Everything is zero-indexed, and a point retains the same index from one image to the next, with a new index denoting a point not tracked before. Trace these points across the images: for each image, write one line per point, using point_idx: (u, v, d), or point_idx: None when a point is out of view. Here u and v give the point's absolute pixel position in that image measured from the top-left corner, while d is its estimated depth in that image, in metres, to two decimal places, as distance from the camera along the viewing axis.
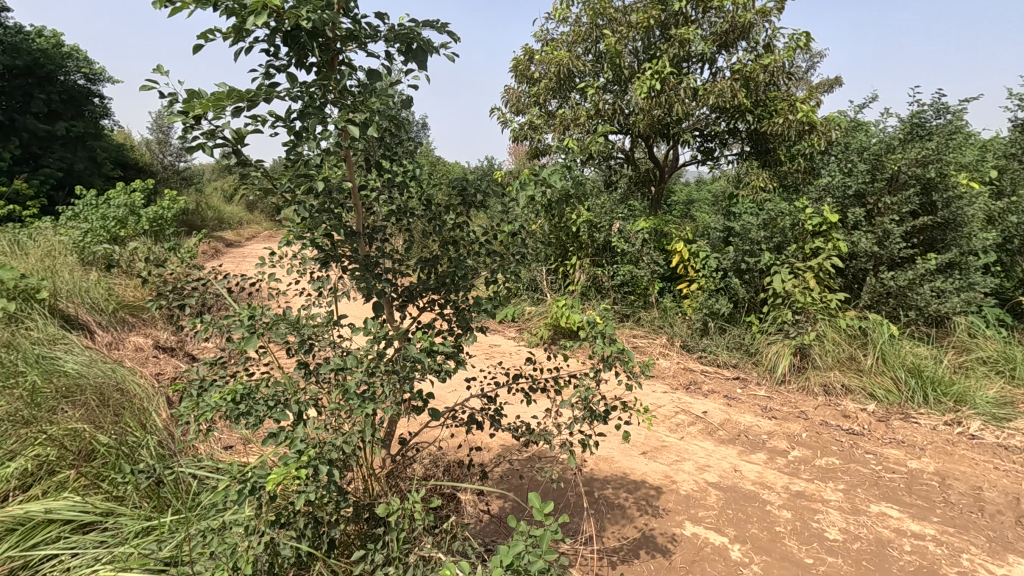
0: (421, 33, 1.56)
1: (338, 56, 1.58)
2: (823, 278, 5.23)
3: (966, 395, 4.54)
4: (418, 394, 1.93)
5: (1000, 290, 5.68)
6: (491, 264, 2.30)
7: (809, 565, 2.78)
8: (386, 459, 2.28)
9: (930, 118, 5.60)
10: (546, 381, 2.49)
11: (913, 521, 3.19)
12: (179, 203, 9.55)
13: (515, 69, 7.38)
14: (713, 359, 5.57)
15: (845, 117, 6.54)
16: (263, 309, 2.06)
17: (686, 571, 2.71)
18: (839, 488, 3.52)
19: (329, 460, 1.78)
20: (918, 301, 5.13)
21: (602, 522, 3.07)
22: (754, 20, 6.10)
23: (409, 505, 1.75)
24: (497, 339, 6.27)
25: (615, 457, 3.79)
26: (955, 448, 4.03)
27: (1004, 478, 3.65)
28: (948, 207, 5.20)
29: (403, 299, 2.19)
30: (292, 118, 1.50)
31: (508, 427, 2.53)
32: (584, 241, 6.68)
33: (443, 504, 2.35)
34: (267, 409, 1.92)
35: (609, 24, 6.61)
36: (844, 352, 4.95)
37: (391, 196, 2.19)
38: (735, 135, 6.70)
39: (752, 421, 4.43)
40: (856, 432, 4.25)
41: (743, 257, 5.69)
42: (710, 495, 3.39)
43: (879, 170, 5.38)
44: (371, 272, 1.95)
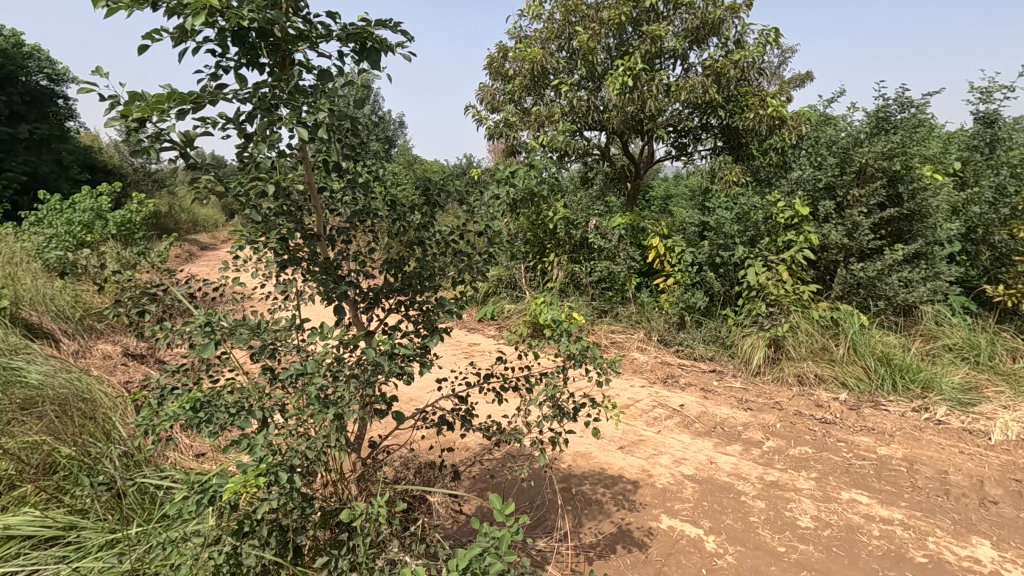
0: (375, 33, 1.54)
1: (290, 56, 1.54)
2: (795, 270, 5.31)
3: (933, 382, 4.66)
4: (382, 397, 1.92)
5: (966, 278, 5.81)
6: (458, 264, 2.29)
7: (781, 553, 2.83)
8: (356, 462, 2.26)
9: (894, 112, 5.72)
10: (516, 380, 2.48)
11: (882, 506, 3.27)
12: (149, 206, 9.32)
13: (489, 66, 7.36)
14: (689, 352, 5.63)
15: (815, 111, 6.65)
16: (223, 314, 2.01)
17: (662, 564, 2.74)
18: (812, 476, 3.59)
19: (291, 467, 1.75)
20: (886, 291, 5.25)
21: (579, 518, 3.08)
22: (724, 16, 6.18)
23: (375, 510, 1.74)
24: (476, 338, 6.26)
25: (593, 453, 3.81)
26: (922, 433, 4.13)
27: (969, 462, 3.76)
28: (913, 199, 5.33)
29: (368, 302, 2.17)
30: (241, 121, 1.47)
31: (480, 427, 2.53)
32: (561, 238, 6.70)
33: (414, 506, 2.34)
34: (229, 417, 1.88)
35: (581, 21, 6.62)
36: (817, 343, 5.05)
37: (355, 197, 2.15)
38: (708, 130, 6.77)
39: (728, 413, 4.49)
40: (828, 420, 4.34)
41: (717, 250, 5.76)
42: (686, 488, 3.42)
43: (848, 163, 5.49)
44: (332, 275, 1.93)
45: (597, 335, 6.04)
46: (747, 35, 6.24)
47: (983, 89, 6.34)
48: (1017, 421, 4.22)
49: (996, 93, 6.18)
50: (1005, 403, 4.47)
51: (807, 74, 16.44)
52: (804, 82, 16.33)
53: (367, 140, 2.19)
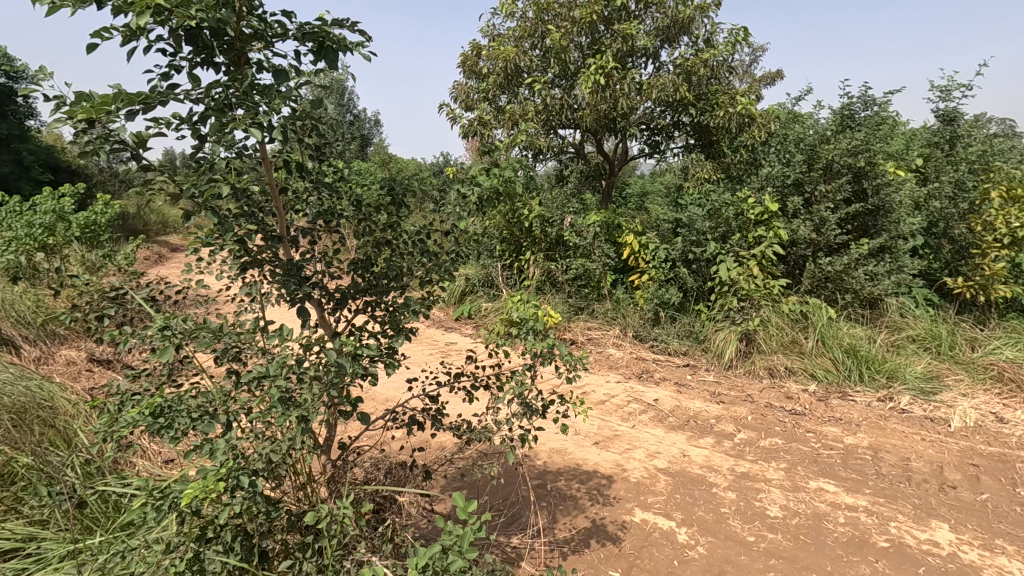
0: (334, 32, 1.53)
1: (246, 56, 1.52)
2: (766, 265, 5.41)
3: (897, 371, 4.80)
4: (347, 398, 1.91)
5: (928, 271, 5.99)
6: (426, 263, 2.28)
7: (750, 543, 2.90)
8: (326, 465, 2.26)
9: (858, 109, 5.85)
10: (487, 378, 2.48)
11: (847, 494, 3.36)
12: (115, 207, 9.05)
13: (463, 65, 7.32)
14: (664, 347, 5.71)
15: (783, 109, 6.79)
16: (184, 318, 1.97)
17: (635, 557, 2.78)
18: (781, 467, 3.67)
19: (253, 471, 1.73)
20: (853, 284, 5.39)
21: (554, 514, 3.11)
22: (694, 16, 6.26)
23: (340, 511, 1.73)
24: (452, 337, 6.25)
25: (568, 449, 3.84)
26: (887, 422, 4.25)
27: (930, 448, 3.88)
28: (877, 194, 5.48)
29: (335, 304, 2.16)
30: (194, 122, 1.44)
31: (450, 427, 2.54)
32: (537, 236, 6.72)
33: (385, 507, 2.34)
34: (191, 422, 1.85)
35: (554, 19, 6.65)
36: (788, 336, 5.16)
37: (319, 198, 2.14)
38: (680, 128, 6.82)
39: (701, 406, 4.57)
40: (798, 412, 4.44)
41: (690, 247, 5.83)
42: (659, 481, 3.47)
43: (815, 160, 5.62)
44: (295, 275, 1.91)
45: (573, 333, 6.08)
46: (716, 34, 6.33)
47: (942, 87, 6.53)
48: (974, 409, 4.38)
49: (955, 91, 6.36)
50: (964, 391, 4.63)
51: (778, 73, 16.81)
52: (775, 79, 16.64)
53: (332, 140, 2.18)
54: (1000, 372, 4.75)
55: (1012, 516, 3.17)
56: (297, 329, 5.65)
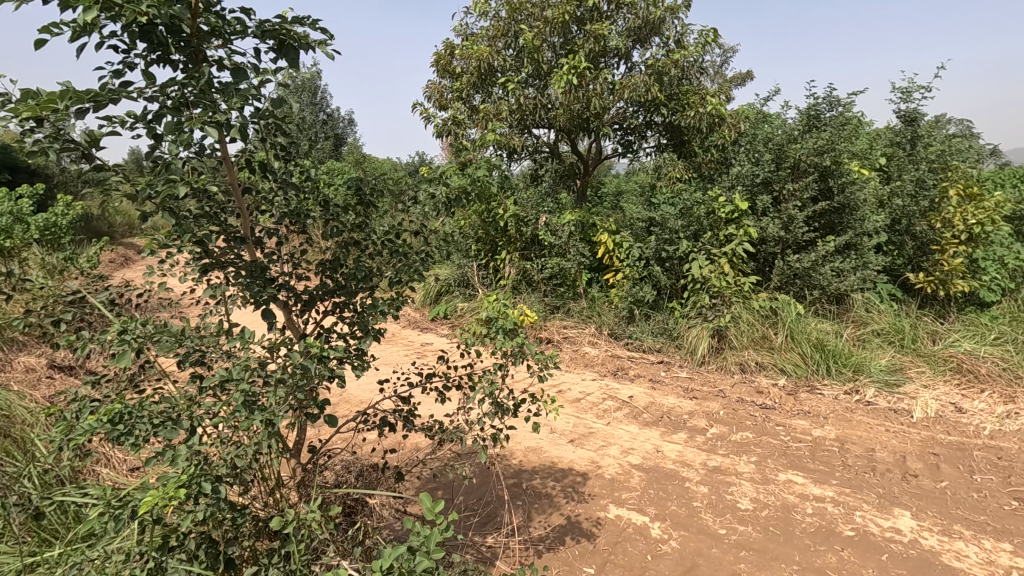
0: (294, 28, 1.50)
1: (204, 53, 1.49)
2: (736, 263, 5.51)
3: (862, 365, 4.93)
4: (314, 401, 1.88)
5: (892, 267, 6.17)
6: (395, 264, 2.27)
7: (721, 535, 2.95)
8: (296, 468, 2.23)
9: (824, 110, 6.00)
10: (460, 378, 2.47)
11: (815, 485, 3.44)
12: (77, 209, 8.75)
13: (436, 64, 7.24)
14: (638, 345, 5.77)
15: (752, 110, 6.92)
16: (145, 321, 1.92)
17: (609, 553, 2.81)
18: (752, 460, 3.75)
19: (217, 477, 1.69)
20: (820, 280, 5.53)
21: (529, 512, 3.13)
22: (665, 17, 6.34)
23: (307, 514, 1.71)
24: (428, 338, 6.22)
25: (544, 447, 3.86)
26: (853, 415, 4.37)
27: (893, 439, 4.01)
28: (843, 192, 5.63)
29: (302, 306, 2.13)
30: (149, 120, 1.41)
31: (422, 428, 2.52)
32: (512, 236, 6.71)
33: (356, 509, 2.32)
34: (152, 428, 1.80)
35: (527, 19, 6.66)
36: (758, 332, 5.27)
37: (286, 198, 2.13)
38: (652, 128, 6.86)
39: (675, 402, 4.64)
40: (768, 406, 4.53)
41: (663, 245, 5.91)
42: (633, 477, 3.51)
43: (782, 159, 5.75)
44: (259, 277, 1.87)
45: (548, 332, 6.11)
46: (687, 35, 6.41)
47: (903, 89, 6.74)
48: (935, 399, 4.52)
49: (916, 93, 6.56)
50: (926, 382, 4.78)
51: (749, 73, 17.13)
52: (745, 80, 16.99)
53: (298, 139, 2.16)
54: (958, 363, 4.91)
55: (970, 502, 3.29)
56: (266, 332, 5.53)
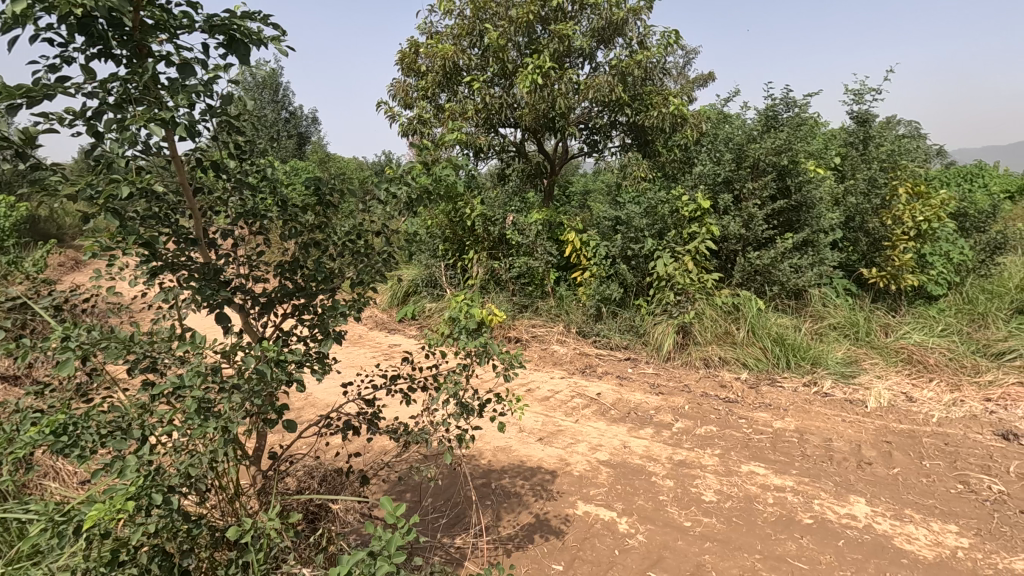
0: (244, 24, 1.46)
1: (148, 48, 1.43)
2: (700, 260, 5.63)
3: (820, 358, 5.09)
4: (272, 406, 1.83)
5: (847, 263, 6.39)
6: (357, 264, 2.23)
7: (687, 527, 3.01)
8: (256, 475, 2.18)
9: (781, 111, 6.19)
10: (425, 379, 2.45)
11: (776, 476, 3.54)
12: (21, 210, 8.32)
13: (401, 62, 7.14)
14: (606, 342, 5.84)
15: (713, 110, 7.08)
16: (91, 327, 1.84)
17: (578, 550, 2.83)
18: (716, 453, 3.83)
19: (169, 487, 1.63)
20: (780, 276, 5.69)
21: (498, 512, 3.12)
22: (627, 18, 6.42)
23: (266, 523, 1.67)
24: (396, 339, 6.15)
25: (513, 446, 3.86)
26: (811, 406, 4.52)
27: (849, 429, 4.15)
28: (800, 191, 5.81)
29: (260, 309, 2.07)
30: (88, 117, 1.35)
31: (387, 430, 2.49)
32: (479, 235, 6.66)
33: (319, 515, 2.28)
34: (98, 438, 1.73)
35: (491, 18, 6.64)
36: (721, 327, 5.40)
37: (242, 198, 2.08)
38: (617, 128, 6.92)
39: (641, 398, 4.71)
40: (731, 399, 4.64)
41: (628, 243, 6.00)
42: (601, 473, 3.55)
43: (742, 159, 5.89)
44: (214, 279, 1.82)
45: (517, 331, 6.12)
46: (649, 37, 6.50)
47: (855, 91, 6.99)
48: (888, 389, 4.71)
49: (867, 95, 6.81)
50: (879, 373, 4.97)
51: (708, 75, 17.52)
52: (706, 81, 17.40)
53: (254, 137, 2.11)
54: (909, 354, 5.12)
55: (920, 487, 3.44)
56: (223, 337, 5.34)
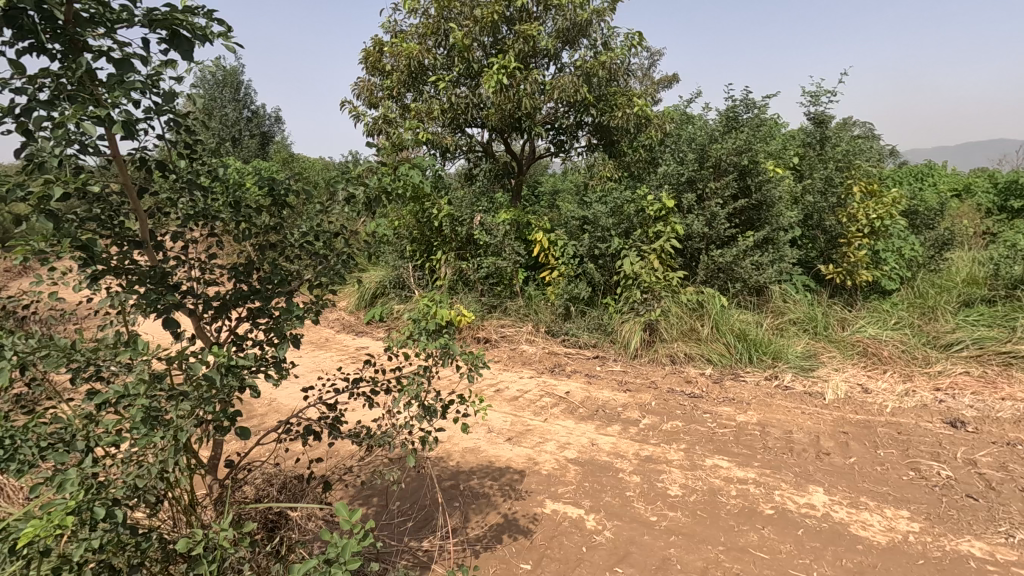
0: (187, 18, 1.41)
1: (84, 42, 1.37)
2: (665, 258, 5.71)
3: (781, 352, 5.22)
4: (224, 413, 1.77)
5: (806, 259, 6.58)
6: (315, 266, 2.18)
7: (653, 522, 3.05)
8: (212, 485, 2.12)
9: (741, 112, 6.35)
10: (387, 381, 2.41)
11: (739, 468, 3.62)
12: None
13: (365, 60, 7.04)
14: (575, 341, 5.88)
15: (676, 112, 7.21)
16: (28, 335, 1.75)
17: (545, 548, 2.84)
18: (681, 448, 3.89)
19: (114, 500, 1.56)
20: (742, 273, 5.83)
21: (466, 513, 3.11)
22: (591, 19, 6.47)
23: (218, 534, 1.62)
24: (364, 342, 6.06)
25: (481, 447, 3.85)
26: (773, 399, 4.64)
27: (808, 420, 4.28)
28: (760, 190, 5.96)
29: (213, 313, 2.01)
30: (17, 114, 1.29)
31: (349, 434, 2.44)
32: (447, 235, 6.60)
33: (279, 524, 2.22)
34: (38, 450, 1.64)
35: (456, 18, 6.60)
36: (686, 324, 5.49)
37: (193, 199, 2.02)
38: (583, 128, 6.95)
39: (609, 395, 4.75)
40: (696, 395, 4.73)
41: (596, 242, 6.06)
42: (569, 471, 3.57)
43: (704, 159, 6.01)
44: (161, 283, 1.75)
45: (486, 331, 6.12)
46: (614, 38, 6.57)
47: (812, 93, 7.21)
48: (845, 381, 4.87)
49: (823, 97, 7.02)
50: (836, 365, 5.13)
51: (674, 76, 17.84)
52: (671, 82, 17.74)
53: (205, 136, 2.06)
54: (864, 347, 5.30)
55: (875, 475, 3.57)
56: (176, 344, 5.12)
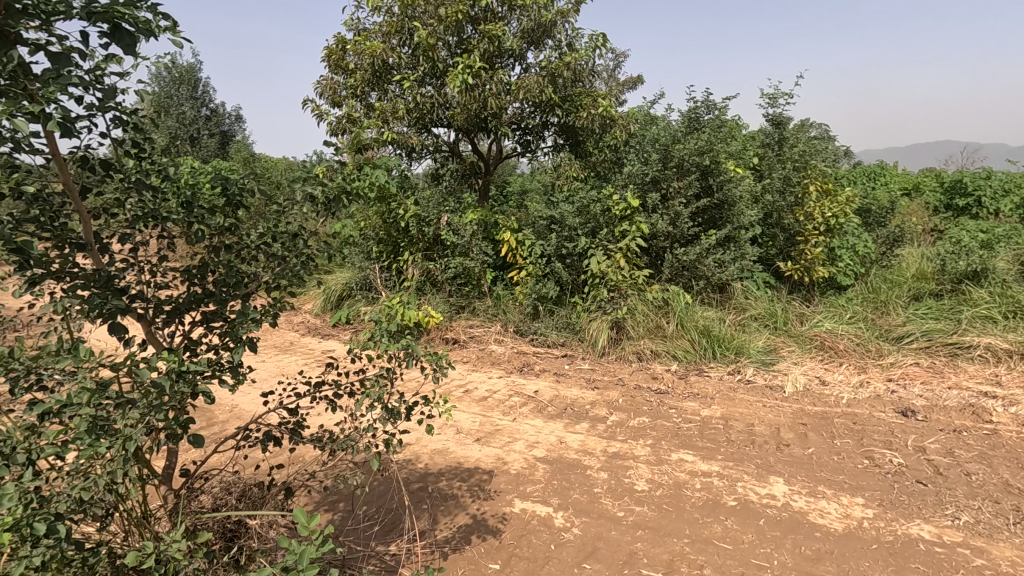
0: (130, 11, 1.35)
1: (18, 35, 1.30)
2: (631, 257, 5.78)
3: (743, 347, 5.35)
4: (176, 421, 1.71)
5: (767, 257, 6.77)
6: (273, 267, 2.12)
7: (620, 517, 3.09)
8: (167, 495, 2.05)
9: (702, 113, 6.49)
10: (350, 383, 2.37)
11: (703, 462, 3.70)
12: None
13: (328, 58, 6.91)
14: (543, 340, 5.91)
15: (640, 113, 7.32)
16: None
17: (514, 547, 2.84)
18: (648, 444, 3.95)
19: (58, 515, 1.49)
20: (706, 271, 5.96)
21: (434, 515, 3.08)
22: (556, 20, 6.50)
23: (171, 545, 1.57)
24: (330, 345, 5.95)
25: (450, 448, 3.83)
26: (736, 393, 4.75)
27: (769, 413, 4.40)
28: (721, 190, 6.10)
29: (164, 317, 1.94)
30: None
31: (311, 439, 2.39)
32: (414, 236, 6.53)
33: (238, 533, 2.16)
34: None
35: (420, 16, 6.53)
36: (652, 321, 5.58)
37: (141, 200, 1.94)
38: (549, 128, 6.98)
39: (578, 394, 4.79)
40: (662, 391, 4.81)
41: (563, 242, 6.10)
42: (538, 470, 3.57)
43: (668, 159, 6.12)
44: (108, 287, 1.68)
45: (454, 332, 6.09)
46: (578, 39, 6.62)
47: (770, 95, 7.41)
48: (803, 374, 5.02)
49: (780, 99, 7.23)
50: (796, 359, 5.29)
51: (638, 78, 18.09)
52: (636, 83, 17.99)
53: (154, 135, 1.98)
54: (822, 341, 5.48)
55: (832, 464, 3.69)
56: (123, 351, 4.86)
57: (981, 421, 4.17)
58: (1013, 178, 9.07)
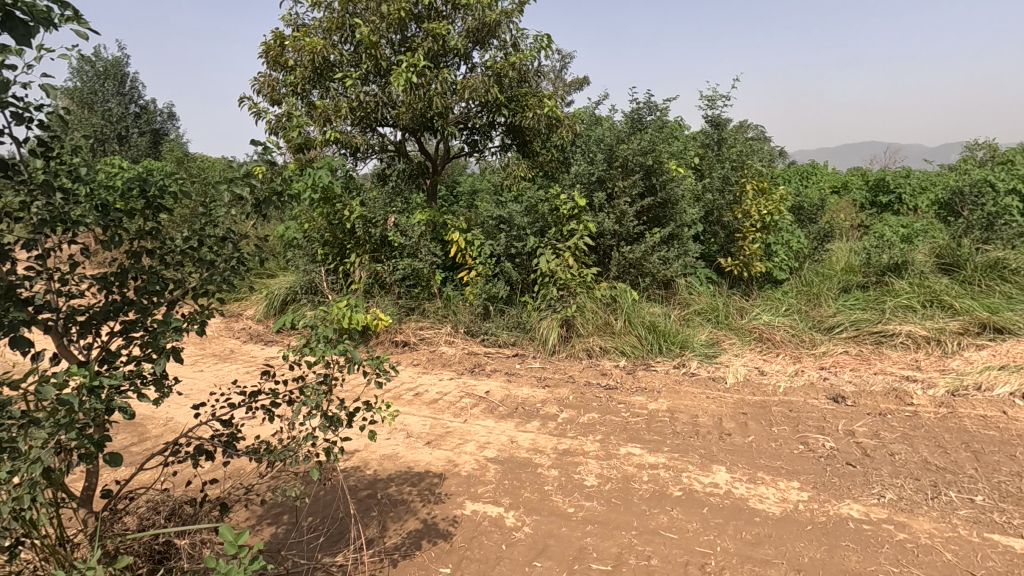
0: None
1: None
2: (579, 256, 5.84)
3: (687, 342, 5.52)
4: (91, 440, 1.59)
5: (709, 253, 7.00)
6: (201, 271, 2.01)
7: (570, 513, 3.12)
8: (87, 518, 1.92)
9: (645, 114, 6.65)
10: (287, 392, 2.27)
11: (649, 454, 3.79)
12: None
13: (266, 55, 6.66)
14: (494, 340, 5.90)
15: (585, 113, 7.42)
16: None
17: (465, 550, 2.81)
18: (597, 439, 4.01)
19: None
20: (651, 268, 6.11)
21: (383, 522, 3.02)
22: (500, 20, 6.49)
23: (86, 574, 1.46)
24: (273, 352, 5.73)
25: (399, 453, 3.77)
26: (681, 386, 4.90)
27: (712, 404, 4.56)
28: (664, 188, 6.27)
29: (78, 329, 1.82)
30: None
31: (245, 451, 2.29)
32: (360, 237, 6.36)
33: (167, 555, 2.04)
34: None
35: (362, 13, 6.38)
36: (601, 319, 5.67)
37: (49, 203, 1.80)
38: (496, 128, 6.97)
39: (529, 392, 4.81)
40: (611, 386, 4.90)
41: (512, 241, 6.14)
42: (489, 470, 3.57)
43: (612, 159, 6.22)
44: (9, 299, 1.54)
45: (404, 335, 6.00)
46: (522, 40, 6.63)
47: (708, 97, 7.67)
48: (744, 365, 5.22)
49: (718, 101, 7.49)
50: (736, 351, 5.49)
51: (584, 78, 18.35)
52: (582, 85, 18.23)
53: (62, 132, 1.84)
54: (760, 333, 5.71)
55: (770, 451, 3.85)
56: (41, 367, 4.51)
57: (904, 403, 4.45)
58: (929, 176, 9.73)
